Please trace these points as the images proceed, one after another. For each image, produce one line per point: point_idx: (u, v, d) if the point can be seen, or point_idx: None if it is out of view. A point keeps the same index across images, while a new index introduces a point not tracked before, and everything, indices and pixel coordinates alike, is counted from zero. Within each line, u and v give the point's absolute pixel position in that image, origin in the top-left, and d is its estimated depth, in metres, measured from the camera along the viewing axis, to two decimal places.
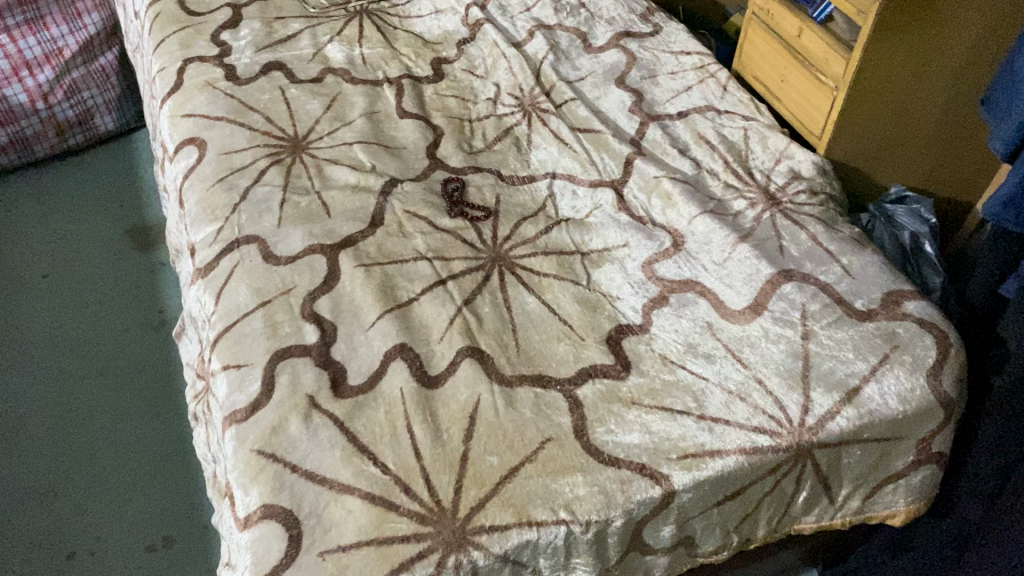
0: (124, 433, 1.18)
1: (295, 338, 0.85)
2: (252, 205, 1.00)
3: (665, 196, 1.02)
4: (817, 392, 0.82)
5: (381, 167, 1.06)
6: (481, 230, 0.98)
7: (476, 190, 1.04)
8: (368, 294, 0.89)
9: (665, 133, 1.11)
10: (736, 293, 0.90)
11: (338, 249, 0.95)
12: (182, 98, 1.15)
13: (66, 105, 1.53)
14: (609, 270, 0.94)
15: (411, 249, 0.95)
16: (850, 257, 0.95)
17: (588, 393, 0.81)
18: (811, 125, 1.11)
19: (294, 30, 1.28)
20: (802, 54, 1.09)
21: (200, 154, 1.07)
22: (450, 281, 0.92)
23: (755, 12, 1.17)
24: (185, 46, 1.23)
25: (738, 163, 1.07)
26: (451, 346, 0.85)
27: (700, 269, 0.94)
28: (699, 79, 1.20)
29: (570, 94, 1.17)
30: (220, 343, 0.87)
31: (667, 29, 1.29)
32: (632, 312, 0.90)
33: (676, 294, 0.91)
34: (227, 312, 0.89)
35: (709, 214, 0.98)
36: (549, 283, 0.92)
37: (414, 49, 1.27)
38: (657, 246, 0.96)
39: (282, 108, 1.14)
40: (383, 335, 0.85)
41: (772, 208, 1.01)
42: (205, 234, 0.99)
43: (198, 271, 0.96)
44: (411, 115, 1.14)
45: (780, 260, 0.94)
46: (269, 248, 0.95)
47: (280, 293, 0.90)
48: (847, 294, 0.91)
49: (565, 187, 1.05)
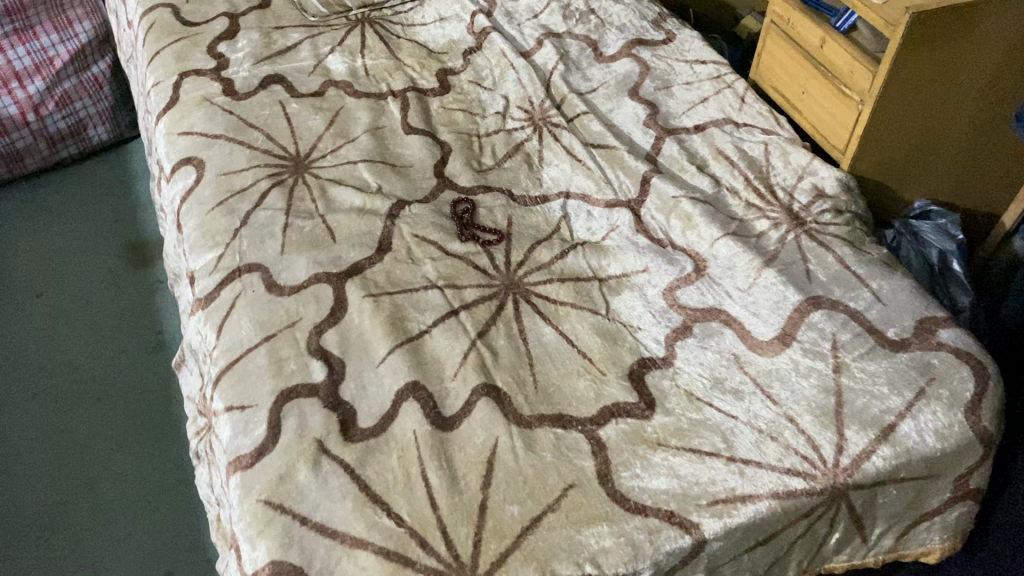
0: (122, 463, 1.13)
1: (301, 377, 0.81)
2: (253, 230, 0.95)
3: (685, 217, 0.97)
4: (851, 431, 0.78)
5: (388, 187, 1.02)
6: (494, 255, 0.94)
7: (487, 211, 1.00)
8: (377, 327, 0.85)
9: (682, 148, 1.07)
10: (763, 323, 0.86)
11: (345, 278, 0.90)
12: (178, 114, 1.11)
13: (58, 116, 1.48)
14: (629, 297, 0.90)
15: (421, 277, 0.91)
16: (879, 281, 0.91)
17: (611, 434, 0.77)
18: (834, 140, 1.06)
19: (293, 40, 1.23)
20: (824, 65, 1.05)
21: (199, 175, 1.03)
22: (462, 311, 0.88)
23: (774, 21, 1.12)
24: (181, 58, 1.18)
25: (760, 180, 1.03)
26: (466, 384, 0.81)
27: (723, 296, 0.89)
28: (715, 89, 1.15)
29: (582, 107, 1.13)
30: (222, 381, 0.83)
31: (680, 36, 1.24)
32: (654, 343, 0.86)
33: (700, 324, 0.87)
34: (230, 347, 0.85)
35: (732, 237, 0.94)
36: (566, 312, 0.88)
37: (418, 59, 1.22)
38: (679, 272, 0.92)
39: (283, 124, 1.09)
40: (394, 372, 0.81)
41: (797, 229, 0.96)
42: (205, 261, 0.94)
43: (198, 301, 0.92)
44: (417, 131, 1.10)
45: (807, 286, 0.90)
46: (273, 278, 0.90)
47: (285, 327, 0.86)
48: (878, 323, 0.87)
49: (580, 208, 1.01)
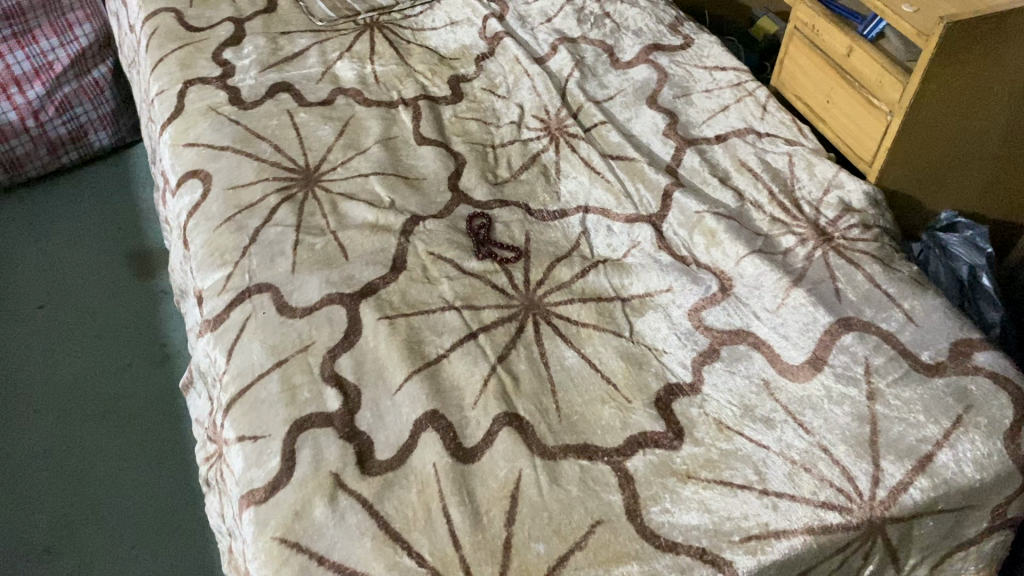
0: (127, 482, 1.11)
1: (315, 405, 0.78)
2: (263, 248, 0.92)
3: (709, 233, 0.94)
4: (887, 461, 0.75)
5: (401, 202, 0.99)
6: (512, 273, 0.91)
7: (504, 227, 0.97)
8: (393, 352, 0.82)
9: (704, 160, 1.04)
10: (793, 346, 0.83)
11: (358, 299, 0.87)
12: (183, 125, 1.07)
13: (59, 122, 1.44)
14: (653, 318, 0.87)
15: (438, 297, 0.88)
16: (911, 301, 0.88)
17: (638, 466, 0.74)
18: (861, 151, 1.03)
19: (301, 46, 1.20)
20: (851, 75, 1.01)
21: (205, 189, 1.00)
22: (481, 334, 0.85)
23: (799, 28, 1.09)
24: (185, 66, 1.14)
25: (785, 193, 0.99)
26: (486, 412, 0.78)
27: (750, 317, 0.87)
28: (736, 97, 1.12)
29: (600, 117, 1.09)
30: (233, 409, 0.80)
31: (699, 41, 1.21)
32: (681, 367, 0.83)
33: (728, 347, 0.84)
34: (240, 372, 0.82)
35: (758, 254, 0.91)
36: (588, 334, 0.85)
37: (430, 65, 1.19)
38: (704, 291, 0.89)
39: (292, 134, 1.06)
40: (412, 400, 0.78)
41: (824, 245, 0.93)
42: (213, 280, 0.91)
43: (206, 323, 0.89)
44: (430, 142, 1.07)
45: (837, 307, 0.87)
46: (284, 298, 0.87)
47: (298, 351, 0.83)
48: (912, 345, 0.83)
49: (600, 223, 0.98)
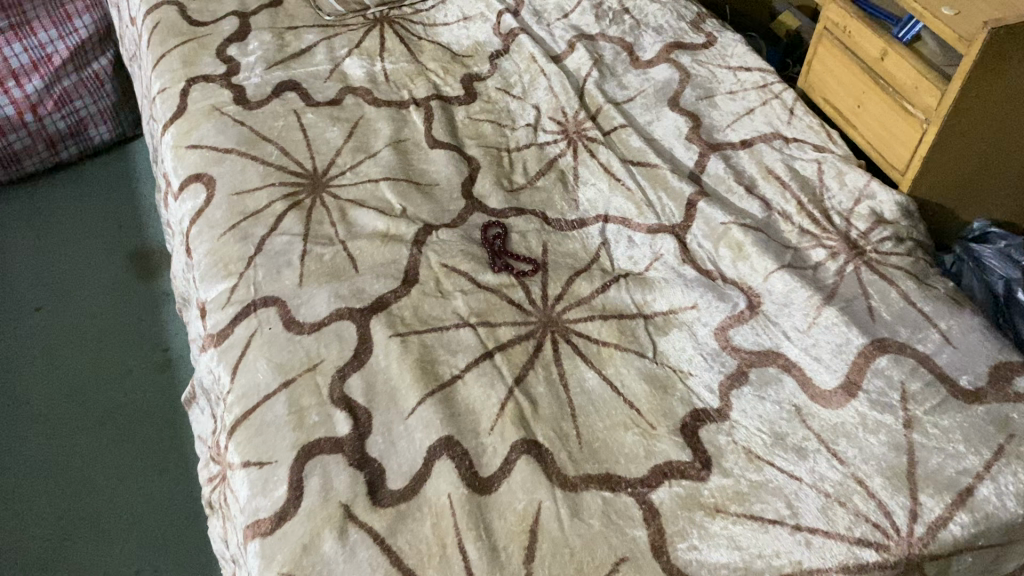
0: (126, 495, 1.07)
1: (324, 430, 0.74)
2: (269, 259, 0.88)
3: (735, 245, 0.90)
4: (926, 495, 0.71)
5: (412, 210, 0.94)
6: (529, 287, 0.87)
7: (520, 237, 0.93)
8: (406, 372, 0.78)
9: (729, 166, 1.00)
10: (825, 369, 0.80)
11: (369, 314, 0.83)
12: (186, 125, 1.03)
13: (58, 116, 1.40)
14: (677, 338, 0.83)
15: (452, 312, 0.84)
16: (948, 321, 0.83)
17: (664, 498, 0.71)
18: (893, 159, 0.98)
19: (308, 42, 1.15)
20: (885, 79, 0.97)
21: (209, 195, 0.96)
22: (497, 353, 0.81)
23: (828, 28, 1.04)
24: (188, 63, 1.10)
25: (814, 203, 0.95)
26: (503, 439, 0.74)
27: (780, 337, 0.83)
28: (762, 100, 1.07)
29: (620, 119, 1.05)
30: (238, 432, 0.76)
31: (722, 40, 1.16)
32: (708, 392, 0.79)
33: (756, 370, 0.80)
34: (245, 393, 0.78)
35: (787, 270, 0.87)
36: (610, 354, 0.81)
37: (442, 63, 1.14)
38: (730, 309, 0.85)
39: (299, 137, 1.02)
40: (425, 425, 0.74)
41: (856, 260, 0.89)
42: (217, 292, 0.87)
43: (210, 337, 0.85)
44: (442, 145, 1.03)
45: (871, 327, 0.82)
46: (291, 313, 0.83)
47: (305, 371, 0.79)
48: (950, 369, 0.79)
49: (620, 233, 0.94)
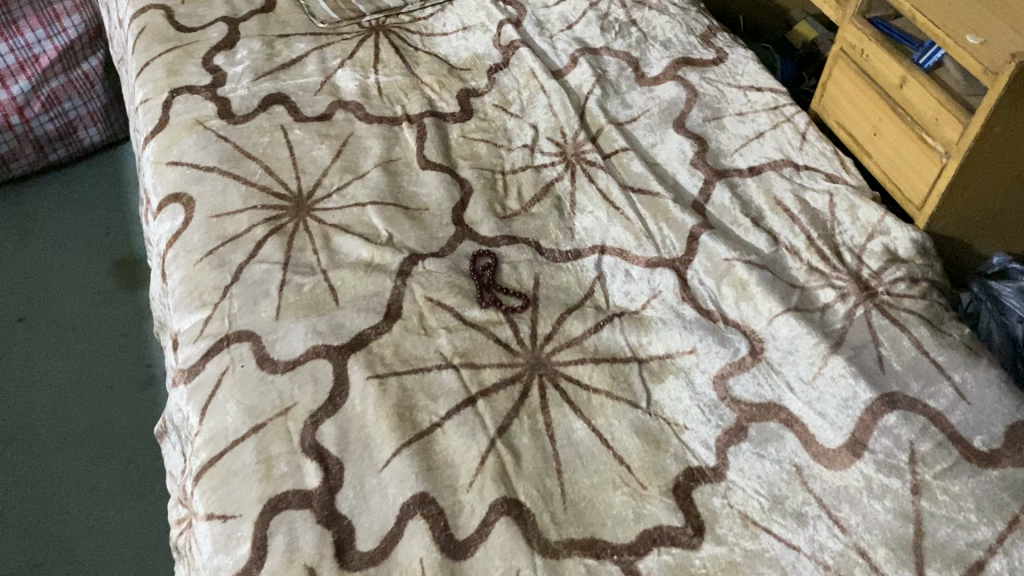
0: (102, 520, 1.04)
1: (292, 481, 0.70)
2: (246, 288, 0.84)
3: (739, 284, 0.85)
4: (932, 571, 0.66)
5: (399, 237, 0.90)
6: (518, 326, 0.82)
7: (511, 268, 0.88)
8: (381, 419, 0.74)
9: (735, 196, 0.94)
10: (829, 426, 0.75)
11: (347, 352, 0.79)
12: (167, 139, 0.99)
13: (45, 118, 1.36)
14: (673, 386, 0.78)
15: (435, 352, 0.80)
16: (963, 373, 0.77)
17: (651, 567, 0.66)
18: (910, 192, 0.93)
19: (299, 52, 1.10)
20: (903, 108, 0.91)
21: (188, 216, 0.91)
22: (480, 399, 0.76)
23: (845, 49, 0.98)
24: (172, 72, 1.06)
25: (824, 238, 0.90)
26: (482, 497, 0.69)
27: (783, 388, 0.78)
28: (772, 123, 1.02)
29: (621, 142, 1.00)
30: (203, 480, 0.72)
31: (733, 56, 1.11)
32: (704, 448, 0.74)
33: (756, 425, 0.75)
34: (213, 436, 0.74)
35: (793, 313, 0.81)
36: (601, 402, 0.77)
37: (438, 76, 1.09)
38: (731, 355, 0.80)
39: (284, 154, 0.97)
40: (399, 479, 0.70)
41: (867, 302, 0.84)
42: (191, 323, 0.83)
43: (181, 372, 0.81)
44: (434, 166, 0.98)
45: (880, 379, 0.77)
46: (265, 350, 0.79)
47: (277, 415, 0.74)
48: (963, 429, 0.73)
49: (617, 267, 0.89)
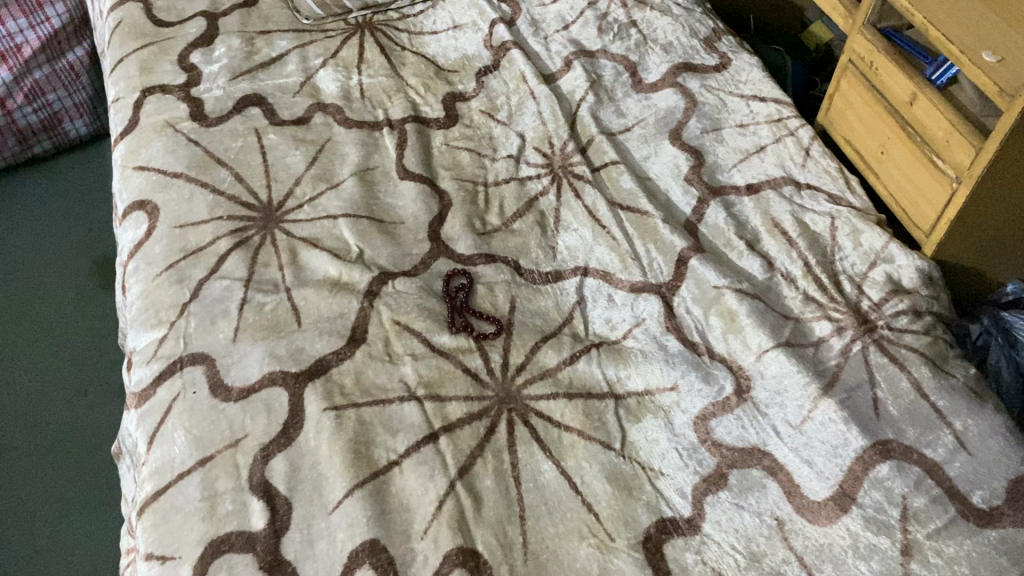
0: (66, 534, 1.00)
1: (237, 522, 0.66)
2: (204, 307, 0.80)
3: (728, 314, 0.80)
4: None
5: (370, 254, 0.85)
6: (489, 354, 0.77)
7: (486, 290, 0.83)
8: (335, 456, 0.69)
9: (730, 216, 0.89)
10: (816, 476, 0.69)
11: (304, 380, 0.74)
12: (136, 142, 0.94)
13: (29, 110, 1.33)
14: (651, 426, 0.73)
15: (398, 382, 0.75)
16: (965, 420, 0.71)
17: None
18: (917, 218, 0.87)
19: (279, 50, 1.05)
20: (913, 127, 0.85)
21: (150, 226, 0.87)
22: (443, 435, 0.71)
23: (852, 61, 0.92)
24: (146, 70, 1.01)
25: (823, 265, 0.84)
26: (436, 545, 0.65)
27: (769, 431, 0.72)
28: (774, 136, 0.95)
29: (612, 154, 0.94)
30: (144, 515, 0.68)
31: (736, 63, 1.04)
32: (679, 497, 0.69)
33: (737, 472, 0.70)
34: (158, 468, 0.70)
35: (784, 349, 0.76)
36: (571, 442, 0.71)
37: (424, 79, 1.04)
38: (715, 394, 0.74)
39: (256, 160, 0.92)
40: (349, 523, 0.66)
41: (865, 338, 0.78)
42: (146, 342, 0.79)
43: (132, 396, 0.76)
44: (412, 176, 0.93)
45: (874, 425, 0.71)
46: (219, 375, 0.75)
47: (226, 447, 0.70)
48: (961, 483, 0.68)
49: (600, 290, 0.84)
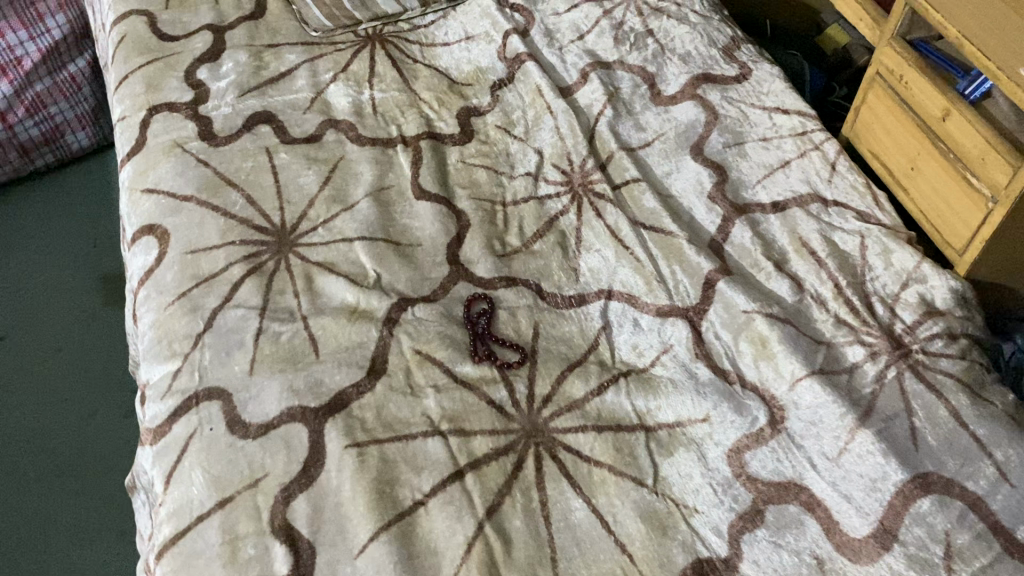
0: (78, 563, 0.98)
1: (260, 567, 0.64)
2: (219, 338, 0.77)
3: (759, 340, 0.77)
4: None
5: (388, 278, 0.83)
6: (514, 384, 0.75)
7: (508, 315, 0.81)
8: (359, 497, 0.67)
9: (756, 235, 0.87)
10: (856, 512, 0.67)
11: (324, 416, 0.72)
12: (144, 163, 0.92)
13: (30, 123, 1.31)
14: (683, 460, 0.71)
15: (421, 415, 0.73)
16: (1007, 450, 0.69)
17: None
18: (949, 235, 0.84)
19: (289, 64, 1.03)
20: (945, 142, 0.82)
21: (161, 252, 0.84)
22: (469, 472, 0.69)
23: (881, 73, 0.89)
24: (152, 87, 0.98)
25: (853, 287, 0.82)
26: None
27: (804, 465, 0.70)
28: (799, 150, 0.93)
29: (633, 172, 0.92)
30: (163, 560, 0.66)
31: (758, 73, 1.02)
32: (715, 536, 0.67)
33: (774, 508, 0.68)
34: (177, 509, 0.68)
35: (818, 377, 0.74)
36: (602, 478, 0.69)
37: (437, 93, 1.02)
38: (748, 425, 0.72)
39: (267, 181, 0.90)
40: (376, 568, 0.64)
41: (899, 364, 0.75)
42: (160, 375, 0.76)
43: (147, 432, 0.74)
44: (429, 196, 0.90)
45: (913, 457, 0.69)
46: (236, 411, 0.72)
47: (245, 488, 0.68)
48: (1005, 518, 0.66)
49: (625, 314, 0.82)
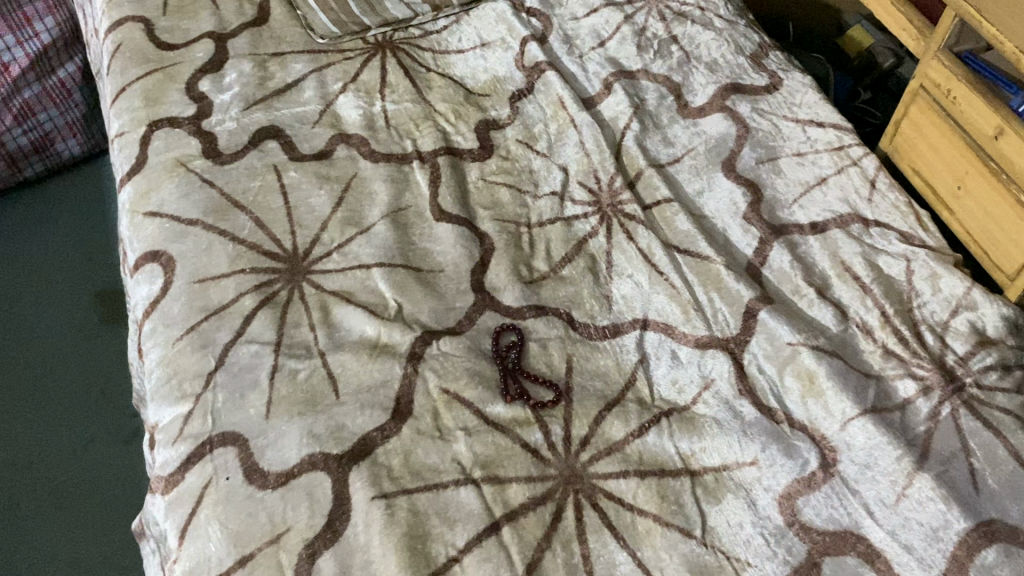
0: None
1: None
2: (232, 377, 0.72)
3: (806, 376, 0.73)
4: None
5: (410, 308, 0.78)
6: (549, 426, 0.71)
7: (539, 348, 0.76)
8: (389, 554, 0.62)
9: (796, 258, 0.82)
10: (918, 565, 0.63)
11: (348, 464, 0.67)
12: (145, 184, 0.86)
13: (19, 132, 1.25)
14: (732, 508, 0.67)
15: (452, 461, 0.68)
16: None
17: None
18: (1000, 258, 0.80)
19: (295, 74, 0.97)
20: (997, 162, 0.78)
21: (167, 281, 0.79)
22: (505, 524, 0.65)
23: (926, 87, 0.85)
24: (151, 100, 0.93)
25: (901, 315, 0.77)
26: None
27: (860, 512, 0.66)
28: (836, 166, 0.89)
29: (664, 191, 0.87)
30: None
31: (788, 83, 0.97)
32: None
33: (831, 560, 0.64)
34: (193, 568, 0.63)
35: (872, 417, 0.70)
36: (647, 529, 0.65)
37: (453, 104, 0.97)
38: (798, 469, 0.68)
39: (278, 203, 0.84)
40: None
41: (954, 400, 0.71)
42: (170, 418, 0.71)
43: (158, 480, 0.69)
44: (449, 218, 0.85)
45: (975, 503, 0.65)
46: (253, 458, 0.68)
47: (267, 544, 0.63)
48: None
49: (662, 346, 0.77)
